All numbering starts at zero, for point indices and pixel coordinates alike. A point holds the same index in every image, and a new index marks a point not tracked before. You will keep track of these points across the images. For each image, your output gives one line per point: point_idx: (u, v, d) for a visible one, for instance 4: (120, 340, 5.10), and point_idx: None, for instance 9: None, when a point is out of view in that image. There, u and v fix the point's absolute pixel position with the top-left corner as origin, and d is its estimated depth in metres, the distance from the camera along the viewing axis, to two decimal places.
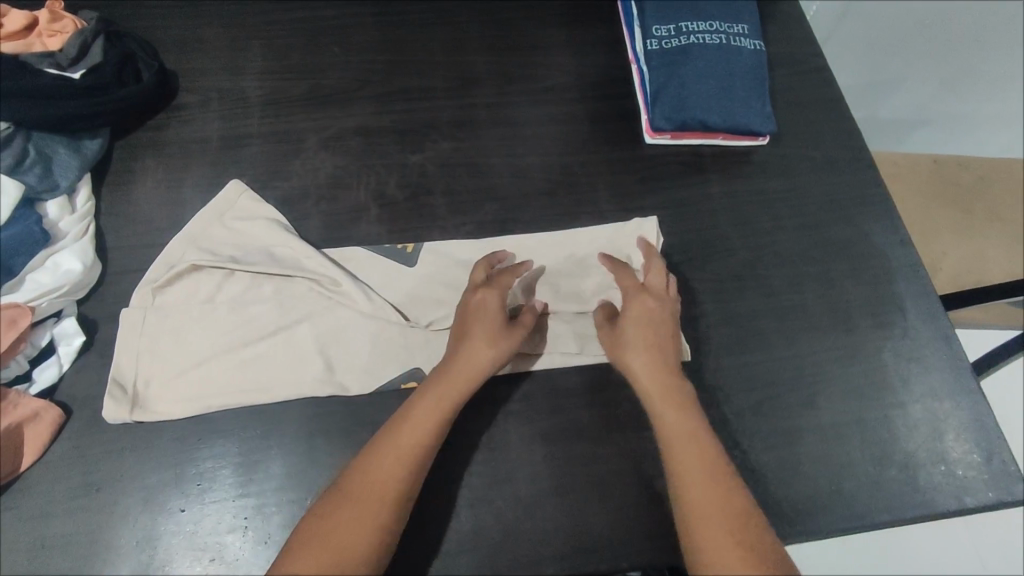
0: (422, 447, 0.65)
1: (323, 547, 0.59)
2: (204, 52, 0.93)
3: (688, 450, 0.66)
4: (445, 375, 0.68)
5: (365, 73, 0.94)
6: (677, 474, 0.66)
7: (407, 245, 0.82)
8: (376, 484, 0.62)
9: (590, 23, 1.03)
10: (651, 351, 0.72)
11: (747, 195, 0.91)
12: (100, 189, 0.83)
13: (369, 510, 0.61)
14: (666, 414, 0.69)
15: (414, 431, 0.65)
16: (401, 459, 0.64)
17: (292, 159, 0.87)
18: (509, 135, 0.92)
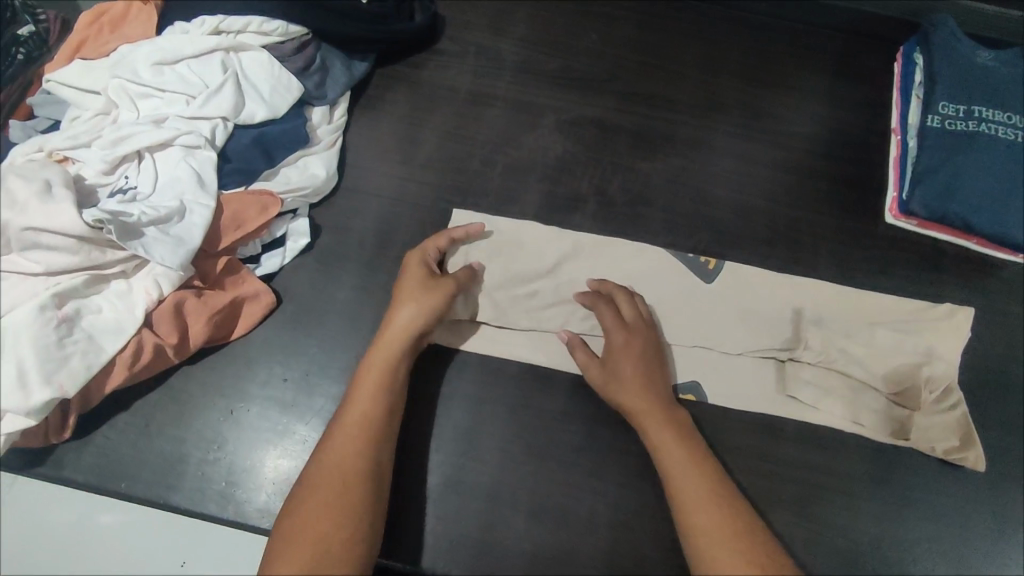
0: (376, 396, 0.63)
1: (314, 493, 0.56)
2: (473, 6, 0.96)
3: (679, 451, 0.64)
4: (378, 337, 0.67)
5: (616, 67, 0.93)
6: (668, 463, 0.63)
7: (710, 260, 0.81)
8: (350, 432, 0.60)
9: (860, 78, 0.95)
10: (648, 367, 0.69)
11: (987, 311, 0.81)
12: (353, 107, 0.87)
13: (352, 452, 0.59)
14: (635, 391, 0.67)
15: (372, 385, 0.63)
16: (368, 408, 0.62)
17: (528, 130, 0.87)
18: (742, 170, 0.88)
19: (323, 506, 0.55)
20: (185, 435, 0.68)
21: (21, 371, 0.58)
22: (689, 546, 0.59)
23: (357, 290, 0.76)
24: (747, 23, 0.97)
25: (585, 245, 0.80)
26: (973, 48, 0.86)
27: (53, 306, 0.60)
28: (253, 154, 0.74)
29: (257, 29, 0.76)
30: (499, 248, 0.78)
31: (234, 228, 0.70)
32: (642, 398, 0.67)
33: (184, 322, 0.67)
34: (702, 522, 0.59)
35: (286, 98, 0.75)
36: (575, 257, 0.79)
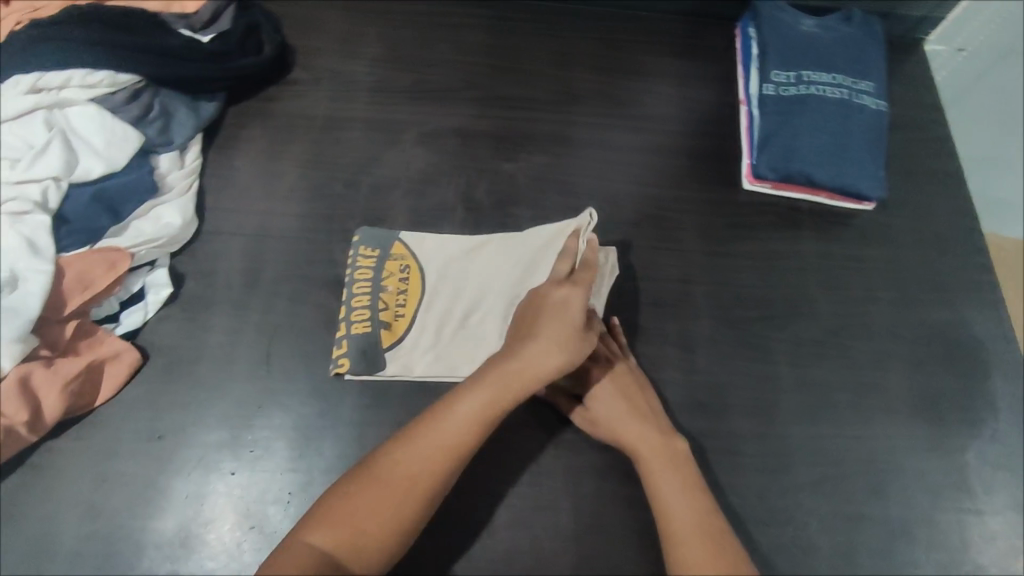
0: (495, 404, 0.60)
1: (386, 486, 0.56)
2: (322, 33, 0.96)
3: (672, 463, 0.64)
4: (498, 363, 0.63)
5: (471, 74, 0.94)
6: (651, 477, 0.63)
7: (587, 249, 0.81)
8: (444, 450, 0.59)
9: (706, 57, 1.00)
10: (630, 396, 0.69)
11: (842, 258, 0.86)
12: (208, 149, 0.85)
13: (537, 371, 0.62)
14: (617, 419, 0.67)
15: (499, 398, 0.61)
16: (478, 414, 0.60)
17: (390, 147, 0.88)
18: (604, 159, 0.90)
19: (392, 497, 0.56)
20: (53, 513, 0.65)
21: None
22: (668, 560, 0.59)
23: (228, 333, 0.74)
24: (593, 17, 1.01)
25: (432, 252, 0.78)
26: (797, 17, 0.93)
27: None
28: (96, 211, 0.71)
29: (82, 81, 0.74)
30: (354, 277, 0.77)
31: (81, 288, 0.67)
32: (631, 424, 0.67)
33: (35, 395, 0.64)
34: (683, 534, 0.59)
35: (123, 149, 0.73)
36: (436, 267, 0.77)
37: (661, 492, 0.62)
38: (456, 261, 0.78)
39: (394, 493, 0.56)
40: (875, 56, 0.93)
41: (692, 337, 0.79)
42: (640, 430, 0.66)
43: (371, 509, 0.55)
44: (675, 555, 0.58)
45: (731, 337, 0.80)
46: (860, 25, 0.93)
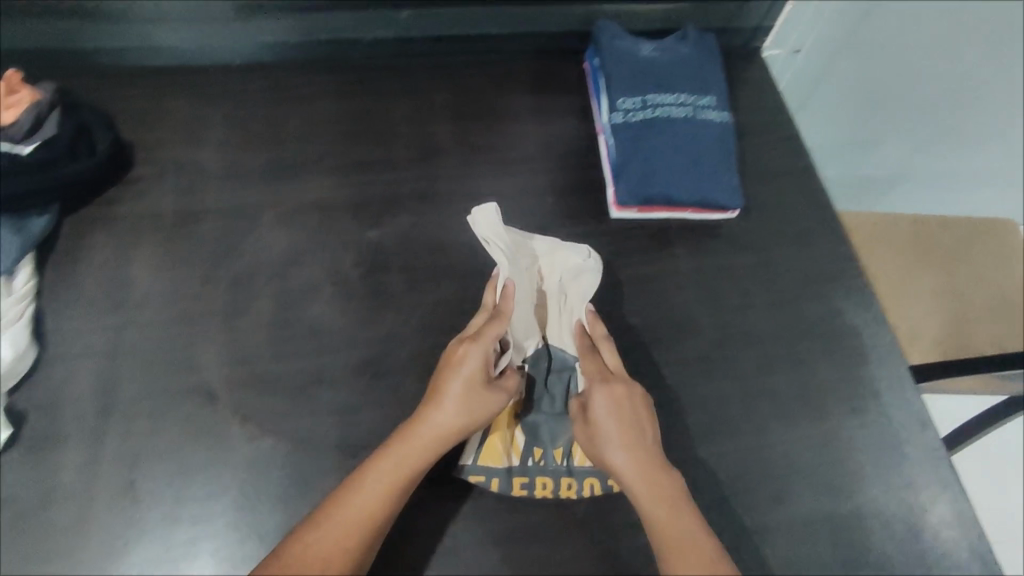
0: (372, 515, 0.62)
1: (349, 514, 0.62)
2: (161, 124, 0.92)
3: (680, 534, 0.63)
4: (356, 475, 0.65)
5: (326, 144, 0.92)
6: (663, 532, 0.64)
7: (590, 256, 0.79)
8: (401, 477, 0.65)
9: (559, 91, 1.01)
10: (653, 470, 0.67)
11: (714, 271, 0.88)
12: (46, 269, 0.79)
13: (373, 507, 0.63)
14: (652, 499, 0.65)
15: (433, 438, 0.67)
16: (353, 525, 0.61)
17: (245, 234, 0.83)
18: (493, 200, 0.88)
19: (346, 528, 0.61)
20: None
21: None
22: None
23: (81, 468, 0.68)
24: (444, 69, 1.01)
25: (319, 336, 0.77)
26: (635, 45, 0.96)
27: None
28: None
29: None
30: (235, 375, 0.74)
31: None
32: (661, 504, 0.65)
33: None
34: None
35: None
36: (324, 350, 0.76)
37: (675, 567, 0.61)
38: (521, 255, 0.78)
39: None
40: (713, 71, 0.96)
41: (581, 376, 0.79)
42: (667, 503, 0.65)
43: (325, 544, 0.60)
44: None
45: None
46: (694, 44, 0.98)
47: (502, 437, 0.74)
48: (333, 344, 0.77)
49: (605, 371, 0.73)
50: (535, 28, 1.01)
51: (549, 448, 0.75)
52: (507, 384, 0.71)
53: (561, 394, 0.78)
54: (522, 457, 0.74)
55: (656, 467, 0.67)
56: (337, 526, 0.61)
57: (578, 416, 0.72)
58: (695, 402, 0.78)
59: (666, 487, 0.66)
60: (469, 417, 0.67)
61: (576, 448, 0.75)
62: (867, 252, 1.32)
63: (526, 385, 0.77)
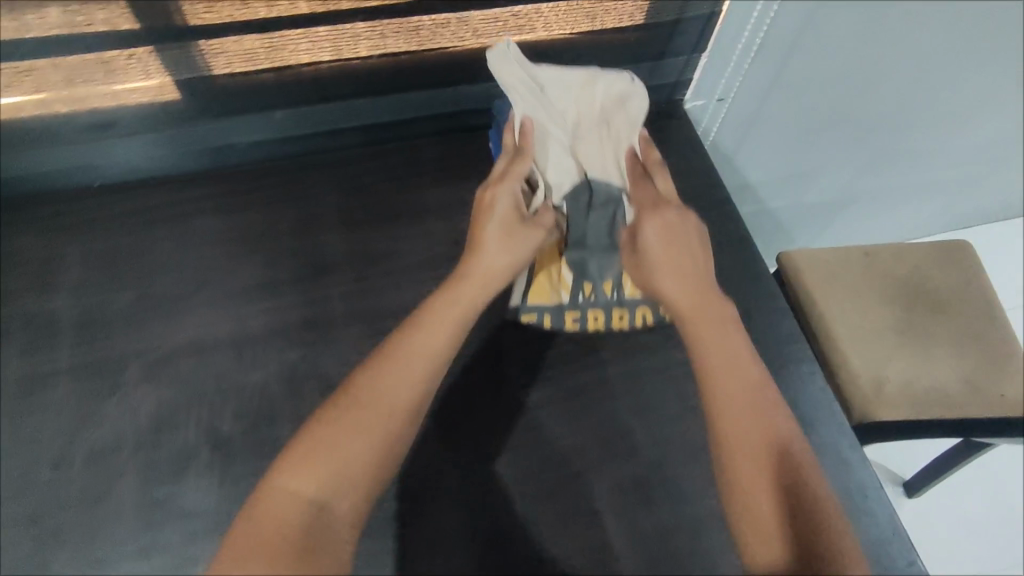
0: (374, 431, 0.58)
1: (371, 413, 0.59)
2: (10, 271, 0.81)
3: (741, 399, 0.64)
4: (359, 398, 0.60)
5: (201, 271, 0.82)
6: (710, 384, 0.65)
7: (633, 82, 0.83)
8: (435, 356, 0.64)
9: (464, 177, 0.92)
10: (698, 291, 0.70)
11: (650, 371, 0.77)
12: None
13: (398, 399, 0.60)
14: (705, 326, 0.68)
15: (480, 278, 0.71)
16: (366, 453, 0.57)
17: (107, 397, 0.73)
18: (499, 54, 0.79)
19: (376, 442, 0.58)
20: None
21: None
22: (721, 460, 0.62)
23: None
24: (333, 167, 0.91)
25: (195, 516, 0.66)
26: None
27: None
28: None
29: None
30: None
31: None
32: (725, 339, 0.67)
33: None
34: (751, 437, 0.61)
35: None
36: (201, 535, 0.66)
37: (718, 414, 0.63)
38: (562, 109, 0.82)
39: (329, 468, 0.56)
40: (630, 138, 0.86)
41: (501, 522, 0.68)
42: (724, 352, 0.67)
43: (314, 480, 0.55)
44: (742, 493, 0.60)
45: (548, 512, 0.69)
46: None
47: (548, 277, 0.80)
48: (213, 523, 0.66)
49: (659, 197, 0.77)
50: (429, 109, 0.92)
51: (597, 283, 0.81)
52: (545, 219, 0.75)
53: (608, 222, 0.82)
54: (572, 294, 0.80)
55: (710, 299, 0.70)
56: (358, 427, 0.58)
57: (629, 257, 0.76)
58: (637, 541, 0.68)
59: (720, 330, 0.68)
60: (501, 261, 0.71)
61: (625, 281, 0.81)
62: (827, 308, 1.23)
63: (565, 225, 0.81)
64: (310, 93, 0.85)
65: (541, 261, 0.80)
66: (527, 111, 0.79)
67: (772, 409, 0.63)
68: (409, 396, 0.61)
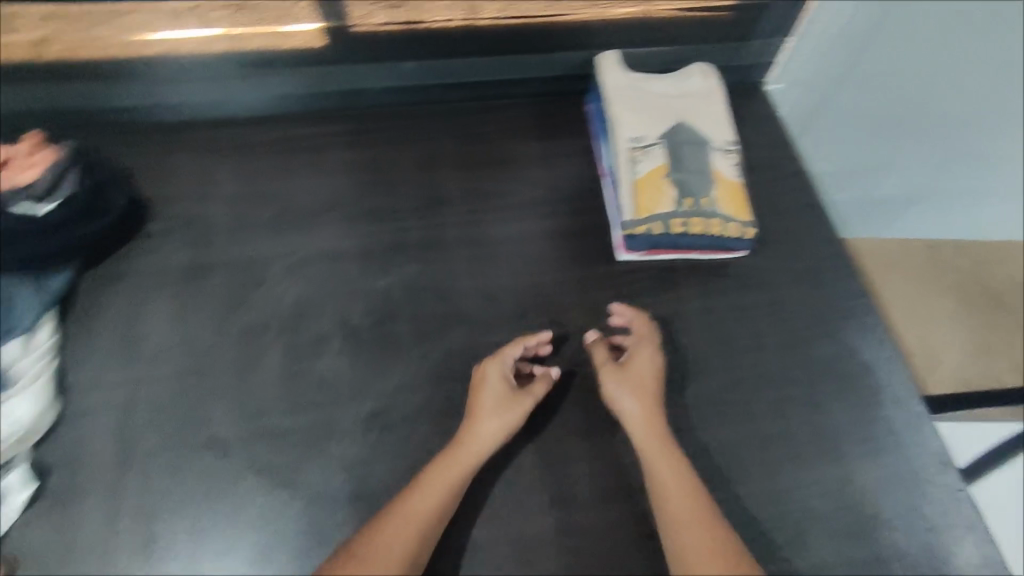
0: (416, 528, 0.65)
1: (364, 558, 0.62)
2: (175, 179, 0.94)
3: (681, 505, 0.67)
4: (384, 515, 0.66)
5: (334, 194, 0.94)
6: (662, 496, 0.68)
7: (709, 71, 1.00)
8: (427, 506, 0.67)
9: (563, 135, 1.03)
10: (648, 401, 0.74)
11: (724, 311, 0.87)
12: (65, 324, 0.82)
13: (424, 509, 0.66)
14: (671, 466, 0.70)
15: (461, 464, 0.70)
16: (405, 547, 0.64)
17: (256, 287, 0.85)
18: (600, 62, 0.97)
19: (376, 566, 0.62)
20: None
21: None
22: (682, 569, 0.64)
23: (103, 524, 0.71)
24: (445, 119, 1.02)
25: (330, 388, 0.78)
26: (639, 85, 0.96)
27: None
28: None
29: None
30: (247, 428, 0.76)
31: None
32: (671, 470, 0.70)
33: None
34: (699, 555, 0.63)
35: None
36: (335, 402, 0.78)
37: (682, 523, 0.66)
38: (651, 85, 0.97)
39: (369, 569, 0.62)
40: (719, 108, 0.97)
41: (592, 429, 0.79)
42: (676, 467, 0.70)
43: None
44: None
45: None
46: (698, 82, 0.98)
47: (651, 197, 0.87)
48: (345, 395, 0.78)
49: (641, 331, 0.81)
50: (538, 72, 1.03)
51: (698, 199, 0.87)
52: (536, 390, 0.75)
53: (702, 158, 0.91)
54: (675, 206, 0.86)
55: (670, 442, 0.72)
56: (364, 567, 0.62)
57: (605, 365, 0.78)
58: (708, 448, 0.77)
59: (672, 461, 0.70)
60: (494, 433, 0.72)
61: (719, 201, 0.88)
62: (890, 298, 1.18)
63: (665, 156, 0.90)
64: (434, 48, 0.97)
65: (642, 188, 0.88)
66: (622, 84, 0.96)
67: (710, 508, 0.67)
68: (439, 497, 0.67)
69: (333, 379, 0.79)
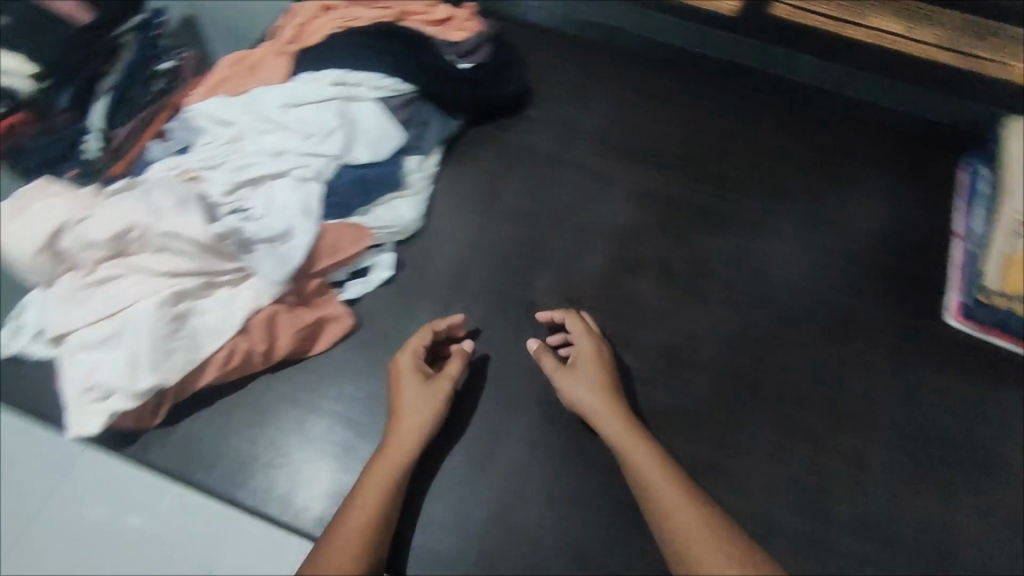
0: (378, 508, 0.62)
1: (338, 541, 0.58)
2: (559, 81, 1.05)
3: (656, 466, 0.65)
4: (339, 520, 0.61)
5: (687, 147, 0.99)
6: (646, 477, 0.64)
7: None
8: (375, 497, 0.63)
9: (916, 181, 0.96)
10: (607, 394, 0.72)
11: None
12: (444, 159, 0.95)
13: (370, 499, 0.63)
14: (633, 452, 0.66)
15: (403, 446, 0.68)
16: (371, 528, 0.60)
17: (600, 199, 0.94)
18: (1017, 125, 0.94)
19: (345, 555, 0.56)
20: (265, 434, 0.76)
21: (135, 358, 0.67)
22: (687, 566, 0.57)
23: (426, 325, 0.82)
24: (803, 112, 1.01)
25: (635, 309, 0.86)
26: None
27: (169, 304, 0.69)
28: (352, 191, 0.81)
29: (374, 84, 0.87)
30: (558, 308, 0.85)
31: (329, 254, 0.78)
32: (642, 449, 0.66)
33: (283, 343, 0.75)
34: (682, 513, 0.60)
35: (384, 147, 0.84)
36: (635, 323, 0.85)
37: (659, 500, 0.62)
38: None
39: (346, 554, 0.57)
40: None
41: (857, 456, 0.80)
42: (650, 451, 0.66)
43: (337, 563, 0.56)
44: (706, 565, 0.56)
45: (897, 470, 0.79)
46: None
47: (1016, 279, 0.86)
48: (645, 322, 0.86)
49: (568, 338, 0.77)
50: (921, 112, 0.99)
51: None
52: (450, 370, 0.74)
53: None
54: None
55: (638, 432, 0.68)
56: (329, 553, 0.57)
57: (556, 372, 0.75)
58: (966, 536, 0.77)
59: (648, 450, 0.66)
60: (425, 414, 0.71)
61: None
62: None
63: None
64: (833, 51, 0.98)
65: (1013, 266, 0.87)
66: None
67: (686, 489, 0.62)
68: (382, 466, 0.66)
69: (638, 303, 0.86)
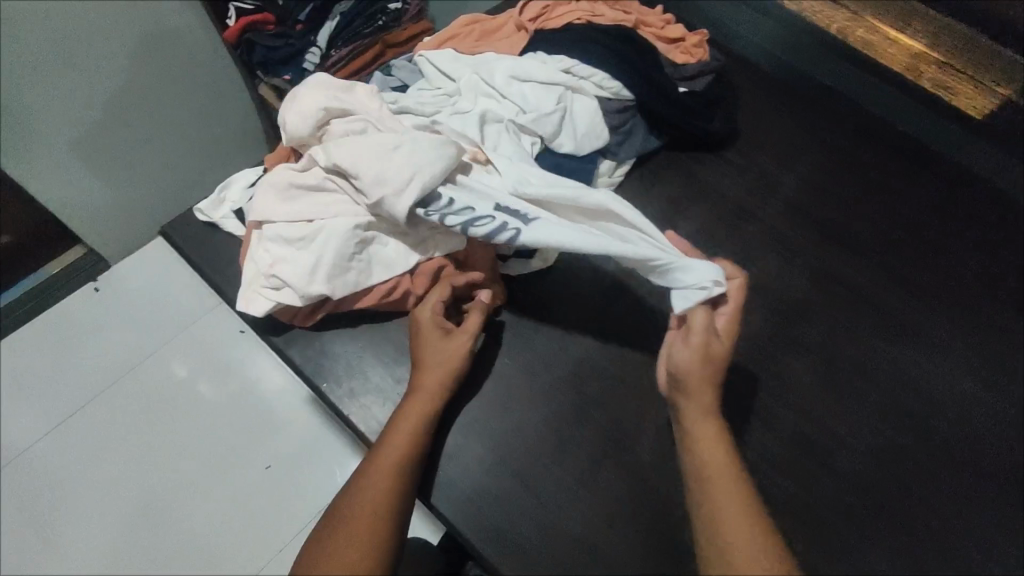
0: (412, 444, 0.67)
1: (373, 483, 0.64)
2: (768, 130, 1.01)
3: (723, 462, 0.63)
4: (376, 450, 0.67)
5: (883, 238, 0.93)
6: (703, 460, 0.63)
7: None
8: (407, 438, 0.67)
9: None
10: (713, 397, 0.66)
11: None
12: (633, 173, 0.95)
13: (403, 435, 0.67)
14: (700, 398, 0.66)
15: (431, 393, 0.70)
16: (401, 464, 0.66)
17: (775, 261, 0.91)
18: None
19: (376, 498, 0.63)
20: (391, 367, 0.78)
21: (317, 264, 0.71)
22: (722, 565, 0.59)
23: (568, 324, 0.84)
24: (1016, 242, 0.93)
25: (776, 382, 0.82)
26: None
27: (361, 228, 0.73)
28: None
29: (597, 82, 0.89)
30: None
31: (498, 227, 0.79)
32: (713, 422, 0.65)
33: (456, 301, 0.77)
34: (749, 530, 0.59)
35: (587, 146, 0.86)
36: (773, 396, 0.81)
37: (715, 493, 0.62)
38: None
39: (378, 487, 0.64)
40: None
41: None
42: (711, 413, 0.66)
43: (372, 495, 0.63)
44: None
45: None
46: None
47: None
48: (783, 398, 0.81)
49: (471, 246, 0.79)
50: None
51: None
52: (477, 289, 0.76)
53: None
54: None
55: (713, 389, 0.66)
56: (360, 500, 0.63)
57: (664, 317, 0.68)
58: None
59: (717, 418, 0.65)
60: (452, 366, 0.72)
61: None
62: None
63: None
64: None
65: None
66: None
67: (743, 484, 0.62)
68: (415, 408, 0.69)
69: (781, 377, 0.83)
